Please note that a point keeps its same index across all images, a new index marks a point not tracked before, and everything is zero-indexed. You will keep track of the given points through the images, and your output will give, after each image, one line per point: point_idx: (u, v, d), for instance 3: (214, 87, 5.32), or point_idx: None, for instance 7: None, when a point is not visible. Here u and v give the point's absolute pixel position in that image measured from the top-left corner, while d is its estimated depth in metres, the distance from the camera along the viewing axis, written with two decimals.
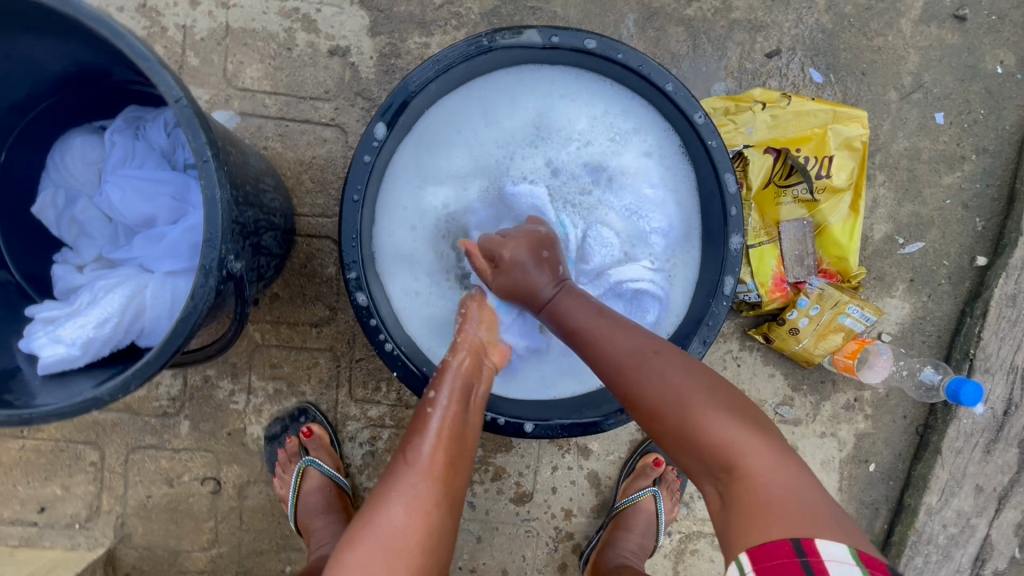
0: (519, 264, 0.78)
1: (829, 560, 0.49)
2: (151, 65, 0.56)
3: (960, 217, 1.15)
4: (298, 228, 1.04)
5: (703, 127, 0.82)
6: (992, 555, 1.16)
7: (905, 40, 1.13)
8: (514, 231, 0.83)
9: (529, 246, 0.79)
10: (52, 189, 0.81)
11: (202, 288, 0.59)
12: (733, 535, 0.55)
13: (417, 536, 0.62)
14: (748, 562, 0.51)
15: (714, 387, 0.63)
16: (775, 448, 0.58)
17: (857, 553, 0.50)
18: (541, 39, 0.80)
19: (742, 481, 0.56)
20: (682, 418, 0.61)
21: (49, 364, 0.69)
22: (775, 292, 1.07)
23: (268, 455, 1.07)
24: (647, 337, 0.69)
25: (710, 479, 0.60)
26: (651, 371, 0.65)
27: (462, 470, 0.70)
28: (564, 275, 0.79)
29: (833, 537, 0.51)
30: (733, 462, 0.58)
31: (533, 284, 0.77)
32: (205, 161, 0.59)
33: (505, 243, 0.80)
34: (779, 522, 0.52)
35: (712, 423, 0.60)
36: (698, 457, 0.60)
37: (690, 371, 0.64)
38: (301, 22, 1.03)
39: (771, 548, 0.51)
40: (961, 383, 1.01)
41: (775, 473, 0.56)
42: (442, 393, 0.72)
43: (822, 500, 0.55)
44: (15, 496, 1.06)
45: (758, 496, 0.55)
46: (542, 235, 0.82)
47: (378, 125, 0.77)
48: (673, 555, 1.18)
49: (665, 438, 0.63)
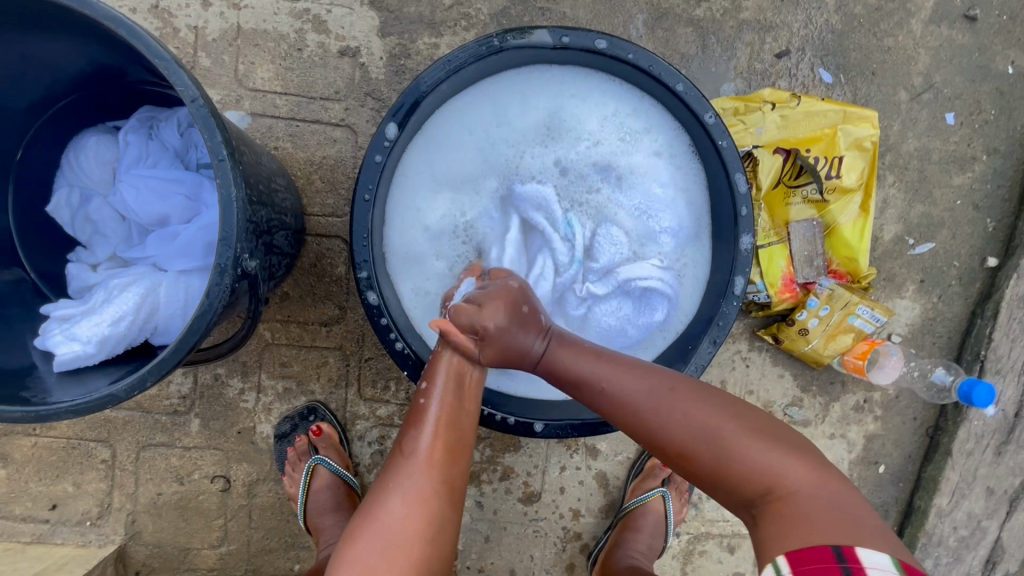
0: (505, 332, 0.72)
1: (870, 567, 0.50)
2: (168, 65, 0.57)
3: (971, 218, 1.15)
4: (308, 228, 1.04)
5: (714, 127, 0.82)
6: (1003, 558, 1.15)
7: (915, 40, 1.12)
8: (480, 292, 0.73)
9: (508, 308, 0.72)
10: (67, 188, 0.82)
11: (217, 286, 0.60)
12: (770, 549, 0.56)
13: (416, 525, 0.63)
14: (785, 563, 0.52)
15: (740, 413, 0.65)
16: (809, 465, 0.60)
17: (898, 561, 0.51)
18: (552, 39, 0.80)
19: (782, 500, 0.58)
20: (713, 451, 0.62)
21: (65, 361, 0.70)
22: (784, 292, 1.07)
23: (277, 454, 1.08)
24: (658, 373, 0.70)
25: (746, 505, 0.61)
26: (674, 410, 0.65)
27: (462, 455, 0.70)
28: (548, 324, 0.76)
29: (875, 545, 0.52)
30: (769, 485, 0.59)
31: (522, 344, 0.74)
32: (221, 160, 0.59)
33: (483, 312, 0.71)
34: (822, 533, 0.53)
35: (749, 451, 0.61)
36: (735, 486, 0.61)
37: (711, 402, 0.66)
38: (312, 23, 1.04)
39: (811, 553, 0.52)
40: (974, 385, 1.00)
41: (813, 491, 0.58)
42: (436, 382, 0.72)
43: (859, 509, 0.57)
44: (27, 493, 1.07)
45: (797, 514, 0.56)
46: (515, 290, 0.74)
47: (389, 125, 0.77)
48: (681, 556, 1.18)
49: (698, 472, 0.64)
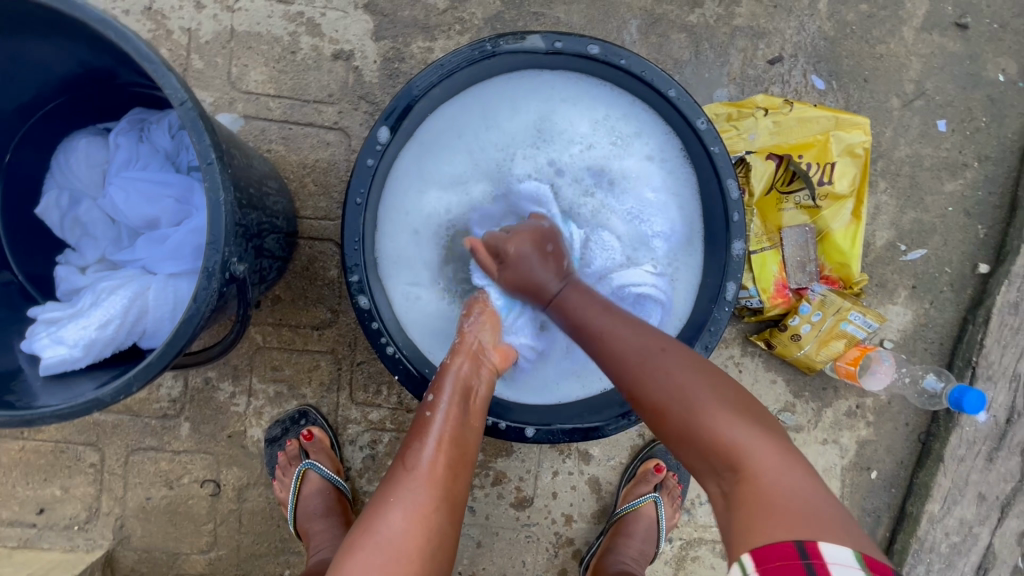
0: (525, 259, 0.79)
1: (831, 563, 0.49)
2: (158, 68, 0.57)
3: (962, 224, 1.15)
4: (301, 231, 1.04)
5: (706, 133, 0.82)
6: (995, 564, 1.15)
7: (907, 47, 1.13)
8: (516, 227, 0.83)
9: (534, 241, 0.80)
10: (56, 190, 0.81)
11: (205, 289, 0.59)
12: (738, 532, 0.55)
13: (416, 540, 0.62)
14: (751, 563, 0.51)
15: (720, 386, 0.64)
16: (779, 449, 0.59)
17: (862, 556, 0.50)
18: (545, 45, 0.80)
19: (748, 481, 0.57)
20: (683, 414, 0.62)
21: (52, 364, 0.70)
22: (777, 297, 1.07)
23: (268, 458, 1.07)
24: (652, 334, 0.70)
25: (711, 476, 0.61)
26: (655, 369, 0.65)
27: (463, 474, 0.69)
28: (569, 271, 0.80)
29: (836, 538, 0.51)
30: (736, 464, 0.58)
31: (540, 279, 0.78)
32: (209, 163, 0.59)
33: (509, 240, 0.80)
34: (782, 522, 0.52)
35: (717, 423, 0.61)
36: (704, 458, 0.61)
37: (693, 368, 0.65)
38: (306, 25, 1.03)
39: (774, 550, 0.51)
40: (964, 391, 1.00)
41: (781, 475, 0.57)
42: (442, 396, 0.72)
43: (828, 502, 0.55)
44: (14, 497, 1.06)
45: (761, 494, 0.55)
46: (545, 230, 0.82)
47: (381, 129, 0.77)
48: (674, 562, 1.17)
49: (670, 436, 0.64)
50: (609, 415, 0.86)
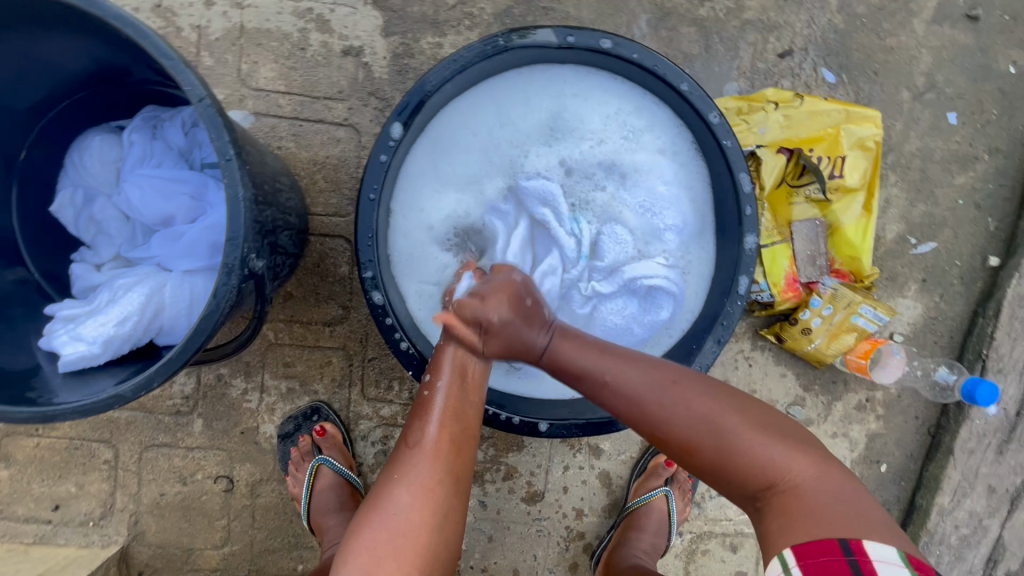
0: (509, 326, 0.71)
1: (876, 560, 0.52)
2: (176, 64, 0.57)
3: (973, 217, 1.15)
4: (312, 228, 1.04)
5: (719, 126, 0.82)
6: (1004, 556, 1.15)
7: (917, 39, 1.13)
8: (486, 286, 0.74)
9: (512, 301, 0.72)
10: (71, 188, 0.82)
11: (224, 285, 0.60)
12: (772, 537, 0.58)
13: (422, 513, 0.63)
14: (794, 560, 0.54)
15: (745, 407, 0.65)
16: (814, 459, 0.61)
17: (906, 554, 0.53)
18: (557, 39, 0.80)
19: (789, 494, 0.59)
20: (717, 446, 0.62)
21: (70, 361, 0.70)
22: (787, 291, 1.06)
23: (281, 454, 1.07)
24: (660, 368, 0.68)
25: (749, 497, 0.62)
26: (677, 404, 0.65)
27: (467, 446, 0.71)
28: (551, 317, 0.75)
29: (880, 538, 0.54)
30: (774, 479, 0.60)
31: (526, 340, 0.73)
32: (228, 160, 0.59)
33: (487, 305, 0.71)
34: (827, 526, 0.55)
35: (753, 446, 0.61)
36: (740, 482, 0.62)
37: (715, 396, 0.65)
38: (315, 22, 1.03)
39: (821, 546, 0.54)
40: (977, 383, 1.00)
41: (821, 483, 0.59)
42: (442, 375, 0.72)
43: (867, 502, 0.58)
44: (29, 493, 1.07)
45: (805, 508, 0.58)
46: (519, 284, 0.75)
47: (394, 125, 0.77)
48: (684, 555, 1.18)
49: (703, 465, 0.64)
50: None
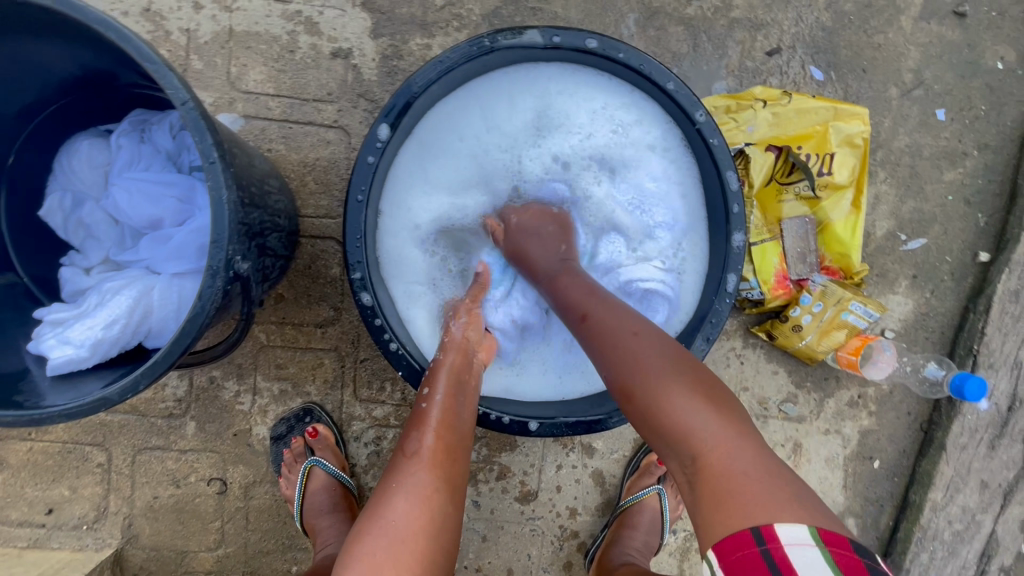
0: (529, 232, 0.83)
1: (787, 545, 0.49)
2: (159, 67, 0.57)
3: (962, 213, 1.15)
4: (302, 230, 1.05)
5: (705, 125, 0.82)
6: (998, 551, 1.16)
7: (905, 36, 1.13)
8: (529, 210, 0.87)
9: (555, 224, 0.85)
10: (59, 192, 0.82)
11: (209, 288, 0.60)
12: (699, 518, 0.55)
13: (418, 521, 0.63)
14: (716, 560, 0.52)
15: (686, 371, 0.63)
16: (738, 431, 0.58)
17: (817, 532, 0.50)
18: (543, 39, 0.80)
19: (707, 467, 0.56)
20: (647, 400, 0.61)
21: (58, 365, 0.70)
22: (778, 289, 1.07)
23: (274, 455, 1.08)
24: (634, 317, 0.69)
25: (674, 460, 0.60)
26: (622, 351, 0.65)
27: (461, 454, 0.71)
28: (564, 252, 0.82)
29: (793, 519, 0.51)
30: (696, 447, 0.57)
31: (536, 260, 0.81)
32: (211, 163, 0.59)
33: (524, 215, 0.86)
34: (742, 505, 0.52)
35: (677, 407, 0.59)
36: (667, 443, 0.60)
37: (666, 355, 0.64)
38: (304, 24, 1.04)
39: (737, 539, 0.51)
40: (966, 378, 1.00)
41: (738, 457, 0.56)
42: (437, 389, 0.74)
43: (789, 488, 0.54)
44: (23, 497, 1.07)
45: (721, 481, 0.55)
46: (556, 215, 0.87)
47: (381, 126, 0.78)
48: (678, 553, 1.18)
49: (638, 418, 0.63)
50: (612, 407, 0.85)
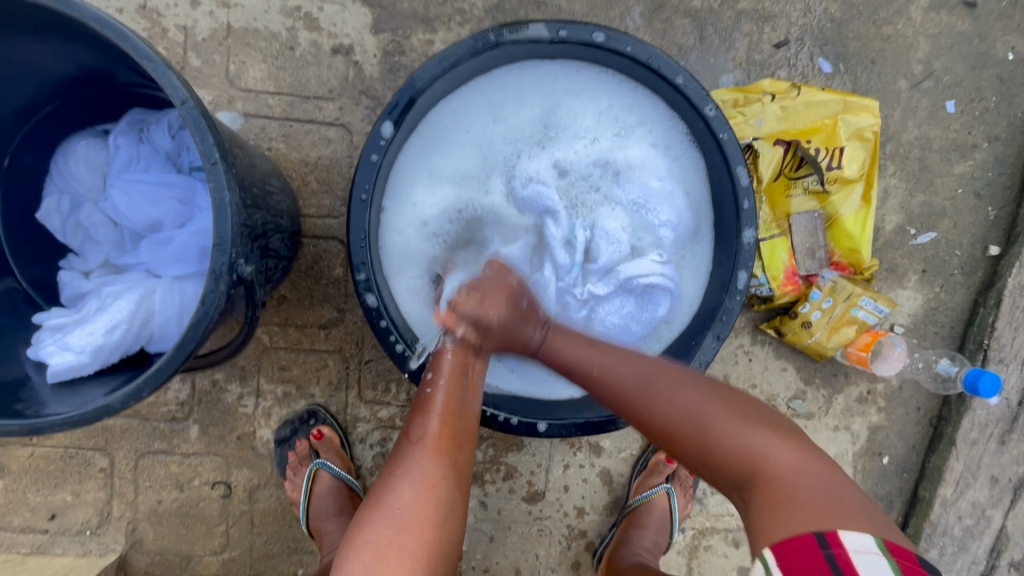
0: (507, 323, 0.75)
1: (854, 551, 0.50)
2: (158, 66, 0.55)
3: (972, 206, 1.14)
4: (304, 230, 1.03)
5: (714, 120, 0.80)
6: (1008, 546, 1.15)
7: (915, 27, 1.11)
8: (483, 281, 0.78)
9: (510, 303, 0.76)
10: (57, 194, 0.80)
11: (213, 292, 0.59)
12: (755, 528, 0.55)
13: (425, 508, 0.62)
14: (773, 559, 0.51)
15: (729, 400, 0.66)
16: (794, 449, 0.61)
17: (884, 543, 0.51)
18: (549, 33, 0.78)
19: (768, 483, 0.57)
20: (698, 431, 0.63)
21: (58, 372, 0.68)
22: (787, 285, 1.06)
23: (278, 458, 1.06)
24: (647, 361, 0.72)
25: (733, 487, 0.61)
26: (662, 393, 0.67)
27: (467, 444, 0.70)
28: (546, 316, 0.80)
29: (858, 527, 0.52)
30: (754, 467, 0.59)
31: (523, 335, 0.77)
32: (213, 163, 0.57)
33: (486, 305, 0.74)
34: (805, 515, 0.53)
35: (731, 430, 0.62)
36: (723, 469, 0.61)
37: (702, 388, 0.67)
38: (304, 20, 1.02)
39: (796, 541, 0.51)
40: (979, 375, 0.99)
41: (801, 472, 0.58)
42: (442, 374, 0.72)
43: (849, 491, 0.57)
44: (25, 503, 1.06)
45: (783, 492, 0.56)
46: (514, 286, 0.78)
47: (385, 124, 0.76)
48: (686, 552, 1.17)
49: (689, 457, 0.65)
50: None
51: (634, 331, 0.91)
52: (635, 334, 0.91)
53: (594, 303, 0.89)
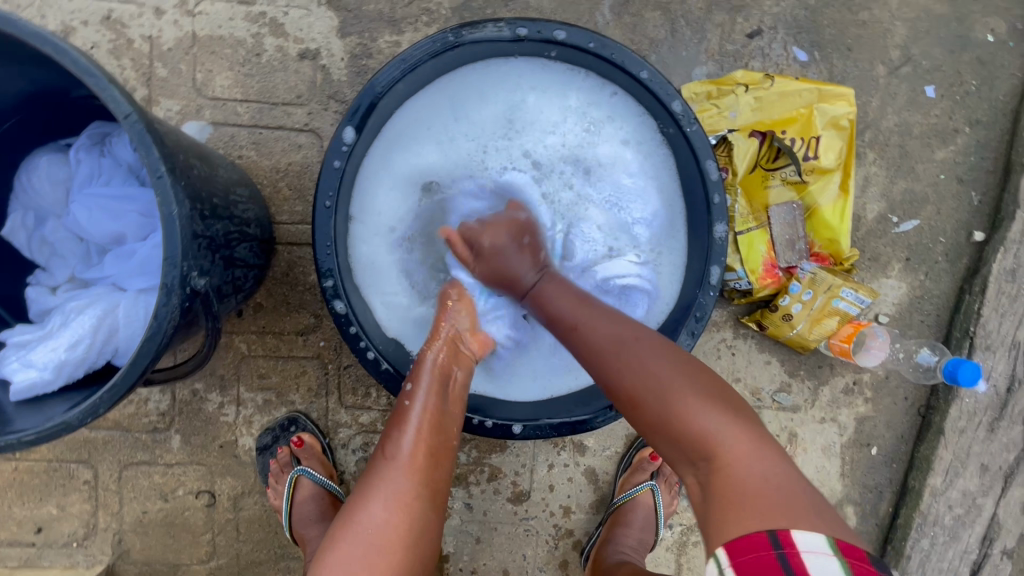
0: (502, 252, 0.79)
1: (805, 552, 0.48)
2: (99, 81, 0.55)
3: (955, 192, 1.12)
4: (278, 237, 1.03)
5: (681, 115, 0.79)
6: (1001, 534, 1.13)
7: (891, 12, 1.09)
8: (494, 216, 0.82)
9: (511, 233, 0.79)
10: (22, 210, 0.80)
11: (165, 307, 0.58)
12: (710, 525, 0.54)
13: (399, 530, 0.64)
14: (726, 558, 0.51)
15: (694, 374, 0.63)
16: (751, 437, 0.58)
17: (834, 542, 0.49)
18: (509, 33, 0.77)
19: (721, 470, 0.56)
20: (660, 401, 0.61)
21: (21, 390, 0.67)
22: (766, 278, 1.05)
23: (261, 466, 1.06)
24: (626, 322, 0.69)
25: (688, 464, 0.60)
26: (630, 359, 0.64)
27: (445, 458, 0.70)
28: (547, 262, 0.80)
29: (811, 526, 0.50)
30: (711, 451, 0.58)
31: (517, 271, 0.78)
32: (159, 176, 0.57)
33: (485, 231, 0.80)
34: (757, 512, 0.52)
35: (688, 408, 0.60)
36: (678, 446, 0.60)
37: (670, 358, 0.64)
38: (269, 26, 1.01)
39: (751, 541, 0.50)
40: (959, 363, 0.98)
41: (753, 461, 0.56)
42: (419, 386, 0.70)
43: (802, 486, 0.54)
44: (11, 517, 1.07)
45: (735, 484, 0.55)
46: (522, 221, 0.81)
47: (346, 129, 0.75)
48: (675, 548, 1.17)
49: (646, 424, 0.63)
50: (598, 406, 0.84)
51: None
52: None
53: None
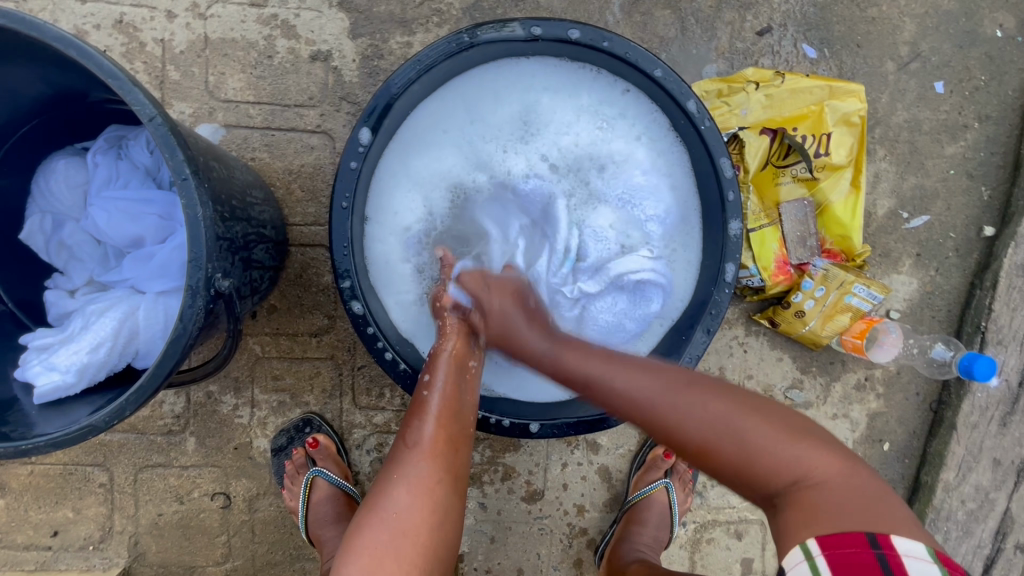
0: (508, 316, 0.75)
1: (905, 555, 0.48)
2: (123, 84, 0.55)
3: (965, 187, 1.13)
4: (292, 239, 1.03)
5: (696, 114, 0.79)
6: (1014, 529, 1.13)
7: (899, 8, 1.10)
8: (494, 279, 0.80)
9: (514, 298, 0.77)
10: (38, 214, 0.80)
11: (190, 308, 0.58)
12: (791, 538, 0.53)
13: (422, 513, 0.63)
14: (817, 548, 0.50)
15: (759, 406, 0.62)
16: (833, 455, 0.57)
17: (935, 552, 0.49)
18: (523, 32, 0.77)
19: (812, 490, 0.55)
20: (736, 445, 0.59)
21: (45, 393, 0.68)
22: (778, 275, 1.05)
23: (276, 467, 1.07)
24: (669, 372, 0.67)
25: (772, 500, 0.57)
26: (692, 405, 0.62)
27: (464, 446, 0.70)
28: (552, 326, 0.76)
29: (909, 533, 0.50)
30: (799, 476, 0.56)
31: (523, 340, 0.74)
32: (184, 179, 0.57)
33: (491, 292, 0.77)
34: (849, 518, 0.51)
35: (770, 441, 0.58)
36: (764, 484, 0.57)
37: (729, 395, 0.63)
38: (281, 28, 1.01)
39: (845, 537, 0.50)
40: (974, 358, 0.98)
41: (845, 479, 0.55)
42: (438, 374, 0.72)
43: (892, 497, 0.54)
44: (27, 521, 1.07)
45: (828, 500, 0.53)
46: (520, 286, 0.79)
47: (362, 130, 0.75)
48: (689, 545, 1.17)
49: (723, 472, 0.60)
50: None
51: (627, 328, 0.89)
52: (630, 331, 0.90)
53: (587, 302, 0.87)
